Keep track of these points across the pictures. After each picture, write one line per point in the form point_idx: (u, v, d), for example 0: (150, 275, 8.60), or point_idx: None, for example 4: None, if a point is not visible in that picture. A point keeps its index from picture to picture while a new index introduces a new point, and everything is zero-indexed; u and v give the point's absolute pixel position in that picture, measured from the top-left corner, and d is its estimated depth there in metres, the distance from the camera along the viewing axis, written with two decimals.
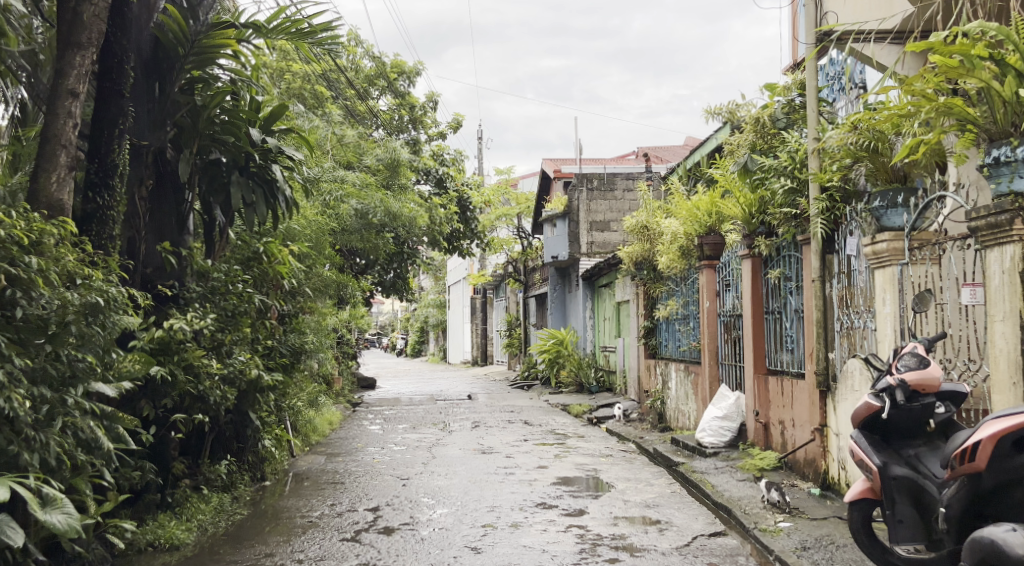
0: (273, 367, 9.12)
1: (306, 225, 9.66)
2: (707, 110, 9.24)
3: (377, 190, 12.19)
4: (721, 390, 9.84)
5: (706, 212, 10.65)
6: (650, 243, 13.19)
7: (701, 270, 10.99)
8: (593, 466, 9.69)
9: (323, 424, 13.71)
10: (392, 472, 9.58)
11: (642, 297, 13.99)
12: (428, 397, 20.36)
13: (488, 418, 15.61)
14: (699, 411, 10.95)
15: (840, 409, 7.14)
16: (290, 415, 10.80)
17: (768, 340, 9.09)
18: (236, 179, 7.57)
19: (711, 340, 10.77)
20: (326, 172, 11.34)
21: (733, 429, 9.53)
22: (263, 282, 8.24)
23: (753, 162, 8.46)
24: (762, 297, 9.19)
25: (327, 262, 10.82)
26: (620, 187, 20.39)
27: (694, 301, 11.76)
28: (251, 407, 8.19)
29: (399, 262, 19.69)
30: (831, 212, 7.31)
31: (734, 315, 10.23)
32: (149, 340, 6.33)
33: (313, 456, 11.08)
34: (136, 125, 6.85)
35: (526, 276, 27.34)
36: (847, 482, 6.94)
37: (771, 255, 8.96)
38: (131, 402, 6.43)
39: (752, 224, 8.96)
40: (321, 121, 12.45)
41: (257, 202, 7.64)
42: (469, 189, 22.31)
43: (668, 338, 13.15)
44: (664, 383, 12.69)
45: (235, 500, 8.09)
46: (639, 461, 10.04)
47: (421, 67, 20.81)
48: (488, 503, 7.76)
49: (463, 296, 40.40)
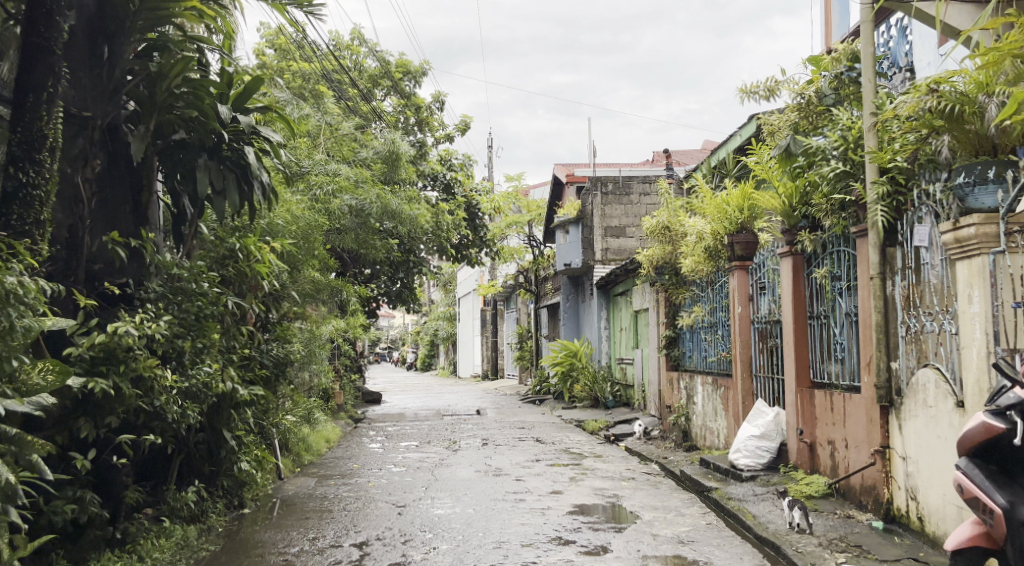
0: (251, 380, 8.10)
1: (293, 222, 8.64)
2: (743, 88, 8.20)
3: (375, 185, 11.18)
4: (759, 406, 8.77)
5: (737, 207, 9.57)
6: (673, 245, 12.13)
7: (732, 273, 9.93)
8: (614, 491, 8.62)
9: (317, 443, 12.68)
10: (387, 498, 8.55)
11: (663, 304, 12.94)
12: (435, 413, 19.32)
13: (498, 435, 14.55)
14: (730, 428, 9.90)
15: (907, 428, 6.07)
16: (277, 434, 9.80)
17: (812, 348, 8.02)
18: (204, 163, 6.60)
19: (744, 350, 9.70)
20: (316, 166, 10.32)
21: (772, 449, 8.47)
22: (239, 283, 7.51)
23: (797, 144, 7.40)
24: (805, 300, 8.12)
25: (318, 265, 9.79)
26: (636, 191, 19.34)
27: (722, 307, 10.70)
28: (224, 425, 7.31)
29: (405, 271, 18.68)
30: (893, 198, 6.26)
31: (770, 322, 9.17)
32: (89, 347, 5.34)
33: (303, 479, 10.06)
34: (79, 95, 5.96)
35: (538, 286, 26.28)
36: (920, 515, 5.85)
37: (816, 252, 7.93)
38: (67, 422, 5.40)
39: (794, 217, 7.96)
40: (314, 112, 11.43)
41: (228, 189, 6.70)
42: (478, 195, 21.30)
43: (692, 349, 12.08)
44: (689, 398, 11.61)
45: (205, 533, 7.07)
46: (666, 486, 8.98)
47: (427, 67, 19.86)
48: (494, 538, 6.72)
49: (473, 308, 39.31)
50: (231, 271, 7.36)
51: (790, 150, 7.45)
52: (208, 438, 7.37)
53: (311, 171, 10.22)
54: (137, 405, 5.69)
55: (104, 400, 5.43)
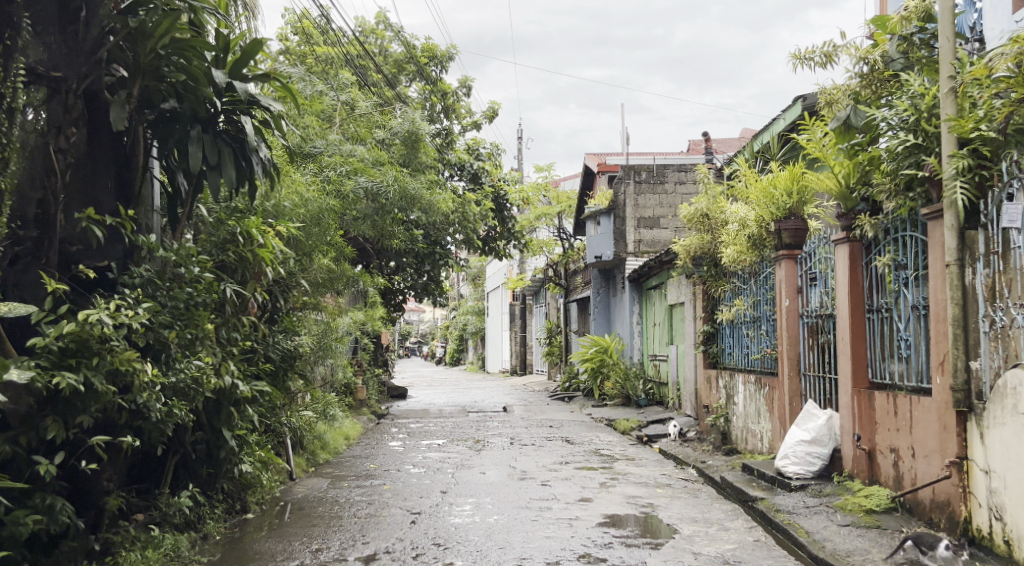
0: (255, 375, 7.50)
1: (302, 205, 7.99)
2: (797, 53, 7.35)
3: (392, 167, 10.51)
4: (809, 408, 8.01)
5: (786, 190, 8.86)
6: (712, 233, 11.39)
7: (779, 264, 9.17)
8: (649, 500, 7.89)
9: (335, 440, 12.06)
10: (402, 504, 7.90)
11: (701, 297, 12.18)
12: (460, 409, 18.66)
13: (525, 434, 13.88)
14: (775, 431, 9.16)
15: (990, 438, 5.34)
16: (287, 432, 9.18)
17: (871, 344, 7.26)
18: (196, 135, 5.94)
19: (791, 347, 8.95)
20: (328, 145, 9.65)
21: (823, 456, 7.73)
22: (242, 268, 6.90)
23: (859, 115, 6.62)
24: (862, 290, 7.36)
25: (332, 254, 9.15)
26: (671, 180, 18.54)
27: (766, 300, 9.94)
28: (224, 424, 6.72)
29: (431, 263, 18.04)
30: (975, 173, 5.51)
31: (822, 316, 8.42)
32: (59, 337, 4.71)
33: (316, 480, 9.43)
34: (49, 56, 5.29)
35: (567, 280, 25.52)
36: (1008, 538, 5.11)
37: (876, 238, 7.16)
38: (33, 422, 4.74)
39: (852, 200, 7.23)
40: (329, 90, 10.78)
41: (223, 164, 6.04)
42: (507, 185, 20.57)
43: (732, 345, 11.31)
44: (729, 397, 10.87)
45: (202, 542, 6.47)
46: (705, 494, 8.24)
47: (454, 51, 19.12)
48: (516, 554, 6.03)
49: (502, 303, 38.61)
50: (232, 257, 6.75)
51: (850, 122, 6.69)
52: (206, 438, 6.77)
53: (324, 151, 9.56)
54: (114, 402, 5.06)
55: (75, 396, 4.81)
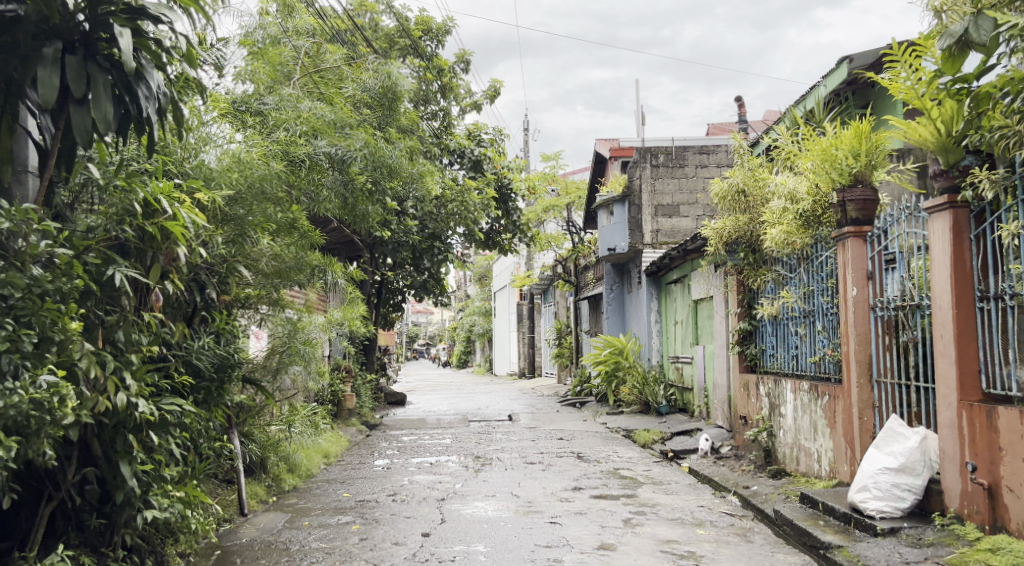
0: (169, 391, 5.72)
1: (239, 170, 6.23)
2: None
3: (364, 132, 8.86)
4: (892, 426, 6.21)
5: (851, 151, 7.13)
6: (750, 213, 9.64)
7: (842, 244, 7.35)
8: (690, 548, 6.07)
9: (309, 461, 10.22)
10: (369, 555, 6.12)
11: (734, 290, 10.36)
12: (461, 419, 16.85)
13: (532, 448, 12.08)
14: (840, 452, 7.35)
15: None
16: (234, 457, 7.40)
17: (984, 340, 5.48)
18: (53, 54, 4.21)
19: (859, 347, 7.12)
20: (281, 102, 7.92)
21: (915, 489, 5.93)
22: (148, 248, 5.13)
23: (984, 26, 4.77)
24: (970, 270, 5.57)
25: (293, 235, 7.20)
26: (692, 162, 16.70)
27: (822, 291, 8.14)
28: (120, 457, 4.94)
29: (429, 259, 16.08)
30: None
31: (905, 307, 6.64)
32: None
33: (272, 514, 7.63)
34: None
35: (577, 277, 23.71)
36: None
37: (997, 201, 5.40)
38: None
39: (957, 152, 5.57)
40: (286, 40, 8.99)
41: (98, 95, 4.29)
42: (512, 172, 18.71)
43: (775, 345, 9.51)
44: (775, 408, 9.04)
45: None
46: (761, 538, 6.42)
47: (452, 23, 17.21)
48: None
49: (509, 303, 36.80)
50: (130, 233, 4.97)
51: (969, 38, 4.82)
52: (99, 474, 5.02)
53: (275, 108, 7.83)
54: None
55: None
